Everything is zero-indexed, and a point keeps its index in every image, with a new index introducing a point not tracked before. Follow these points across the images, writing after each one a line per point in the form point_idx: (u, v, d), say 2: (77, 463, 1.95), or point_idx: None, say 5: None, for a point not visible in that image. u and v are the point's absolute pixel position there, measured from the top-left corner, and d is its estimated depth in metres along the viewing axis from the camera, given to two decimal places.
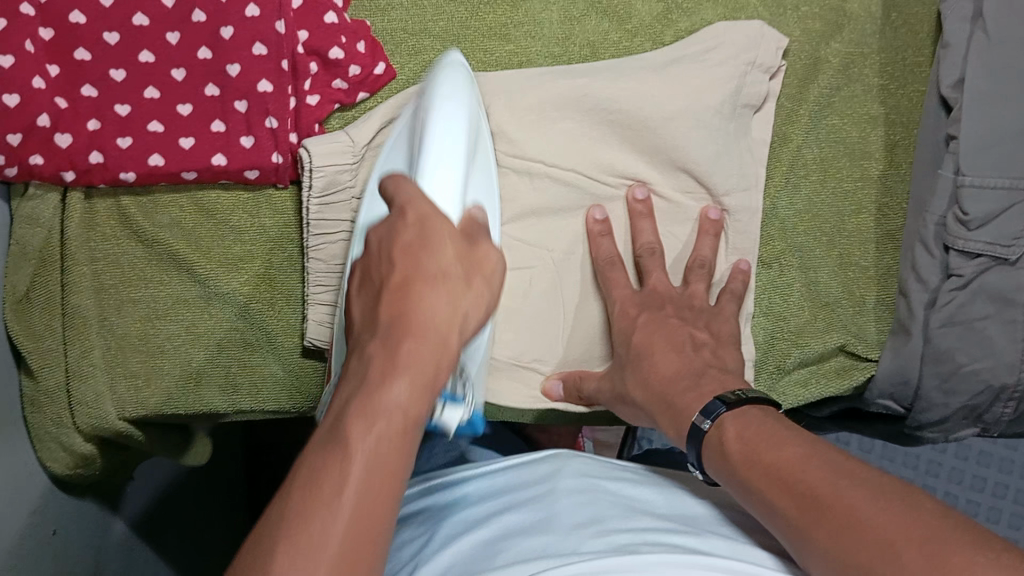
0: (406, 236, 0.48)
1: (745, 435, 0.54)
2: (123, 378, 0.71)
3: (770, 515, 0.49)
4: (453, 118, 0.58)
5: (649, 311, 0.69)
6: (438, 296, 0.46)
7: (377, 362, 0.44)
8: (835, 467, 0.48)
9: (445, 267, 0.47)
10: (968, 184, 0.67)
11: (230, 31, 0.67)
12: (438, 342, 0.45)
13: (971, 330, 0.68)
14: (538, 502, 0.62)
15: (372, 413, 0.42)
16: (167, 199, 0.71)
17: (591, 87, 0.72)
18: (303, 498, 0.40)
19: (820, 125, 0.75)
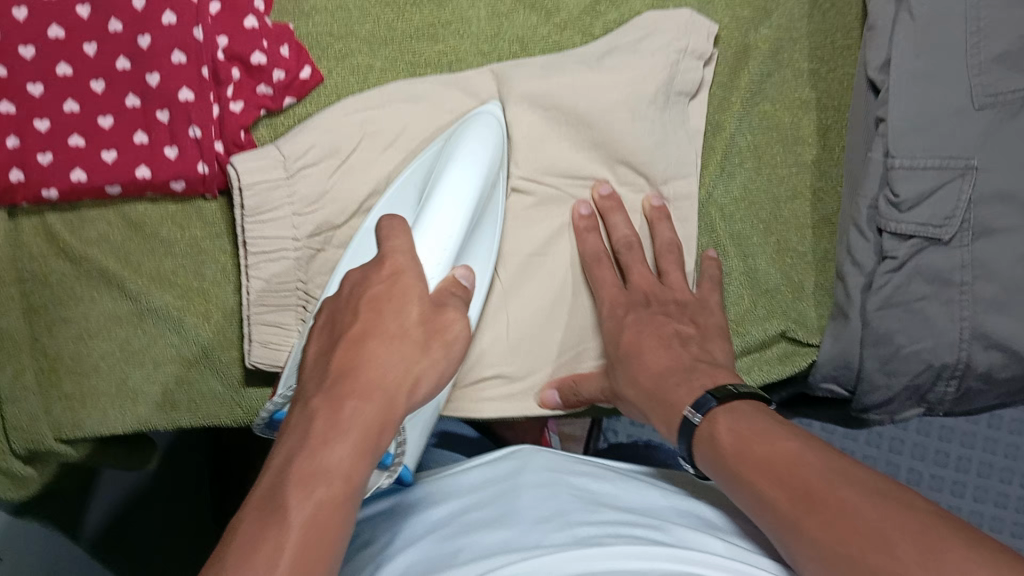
0: (374, 290, 0.50)
1: (736, 428, 0.54)
2: (57, 400, 0.70)
3: (754, 503, 0.50)
4: (462, 188, 0.61)
5: (635, 310, 0.69)
6: (393, 360, 0.48)
7: (322, 416, 0.45)
8: (830, 462, 0.48)
9: (406, 328, 0.49)
10: (899, 166, 0.68)
11: (148, 40, 0.66)
12: (384, 404, 0.46)
13: (908, 311, 0.68)
14: (500, 499, 0.60)
15: (310, 478, 0.43)
16: (97, 213, 0.69)
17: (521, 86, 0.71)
18: (258, 522, 0.41)
19: (753, 112, 0.75)
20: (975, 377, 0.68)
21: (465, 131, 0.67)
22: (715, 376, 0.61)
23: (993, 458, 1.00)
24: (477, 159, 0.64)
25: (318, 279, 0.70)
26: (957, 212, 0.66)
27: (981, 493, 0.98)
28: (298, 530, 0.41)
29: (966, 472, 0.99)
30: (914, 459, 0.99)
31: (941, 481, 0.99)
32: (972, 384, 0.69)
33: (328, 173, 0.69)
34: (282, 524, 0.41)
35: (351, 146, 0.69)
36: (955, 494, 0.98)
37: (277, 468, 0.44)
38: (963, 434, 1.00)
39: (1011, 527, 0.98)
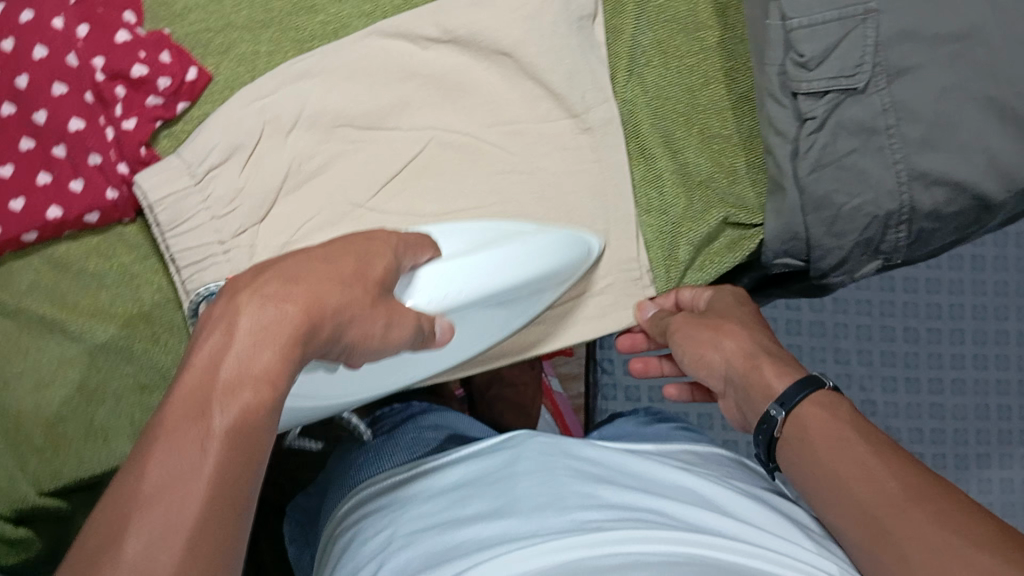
0: (346, 246, 0.54)
1: (819, 427, 0.56)
2: (31, 455, 0.69)
3: (802, 473, 0.57)
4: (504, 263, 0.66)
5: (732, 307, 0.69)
6: (329, 288, 0.49)
7: (249, 304, 0.46)
8: (864, 454, 0.53)
9: (364, 274, 0.52)
10: (798, 26, 0.67)
11: (25, 78, 0.64)
12: (303, 318, 0.47)
13: (842, 168, 0.68)
14: (496, 486, 0.59)
15: (232, 385, 0.43)
16: (22, 261, 0.68)
17: (399, 49, 0.71)
18: (182, 412, 0.42)
19: (649, 9, 0.74)
20: (923, 217, 0.69)
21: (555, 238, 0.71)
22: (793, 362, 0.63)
23: (985, 299, 1.04)
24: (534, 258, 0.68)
25: None
26: (865, 59, 0.65)
27: (979, 335, 1.03)
28: (219, 420, 0.42)
29: (961, 318, 1.03)
30: (907, 317, 1.02)
31: (939, 333, 1.02)
32: (922, 225, 0.69)
33: (237, 170, 0.68)
34: (211, 416, 0.41)
35: (254, 139, 0.68)
36: (955, 343, 1.02)
37: (201, 367, 0.43)
38: (951, 282, 1.04)
39: (1015, 360, 1.04)
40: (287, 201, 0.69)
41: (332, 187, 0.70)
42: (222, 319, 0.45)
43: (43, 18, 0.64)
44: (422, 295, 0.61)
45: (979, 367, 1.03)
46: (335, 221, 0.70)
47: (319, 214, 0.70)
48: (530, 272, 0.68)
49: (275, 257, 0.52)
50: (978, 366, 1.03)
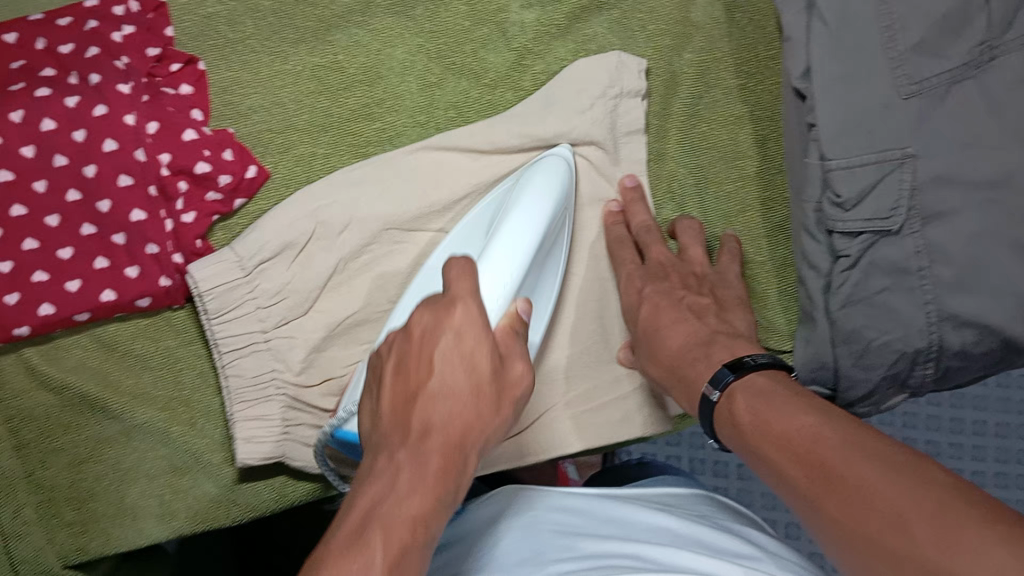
0: (443, 343, 0.47)
1: (756, 407, 0.54)
2: (61, 528, 0.71)
3: (781, 482, 0.49)
4: (535, 207, 0.64)
5: (655, 284, 0.70)
6: (462, 411, 0.46)
7: (403, 457, 0.45)
8: (813, 425, 0.49)
9: (478, 382, 0.47)
10: (836, 167, 0.69)
11: (94, 169, 0.67)
12: (459, 459, 0.46)
13: (872, 305, 0.70)
14: (489, 538, 0.61)
15: (391, 522, 0.43)
16: (71, 340, 0.71)
17: (450, 158, 0.73)
18: (342, 549, 0.42)
19: (693, 135, 0.77)
20: (950, 355, 0.69)
21: (538, 166, 0.70)
22: (732, 348, 0.62)
23: (1009, 416, 0.98)
24: (545, 189, 0.66)
25: (296, 366, 0.71)
26: (901, 202, 0.67)
27: (1002, 453, 0.98)
28: (382, 547, 0.41)
29: (984, 435, 0.98)
30: (930, 432, 0.98)
31: (960, 448, 0.98)
32: (949, 362, 0.70)
33: (285, 267, 0.70)
34: (370, 543, 0.41)
35: (304, 238, 0.70)
36: (977, 459, 0.98)
37: (361, 510, 0.44)
38: (976, 396, 0.99)
39: None
40: (329, 297, 0.72)
41: (374, 284, 0.72)
42: (381, 468, 0.45)
43: (115, 115, 0.68)
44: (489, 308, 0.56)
45: (1001, 485, 0.97)
46: (374, 318, 0.72)
47: (356, 310, 0.72)
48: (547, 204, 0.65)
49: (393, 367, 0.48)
50: (998, 484, 0.98)
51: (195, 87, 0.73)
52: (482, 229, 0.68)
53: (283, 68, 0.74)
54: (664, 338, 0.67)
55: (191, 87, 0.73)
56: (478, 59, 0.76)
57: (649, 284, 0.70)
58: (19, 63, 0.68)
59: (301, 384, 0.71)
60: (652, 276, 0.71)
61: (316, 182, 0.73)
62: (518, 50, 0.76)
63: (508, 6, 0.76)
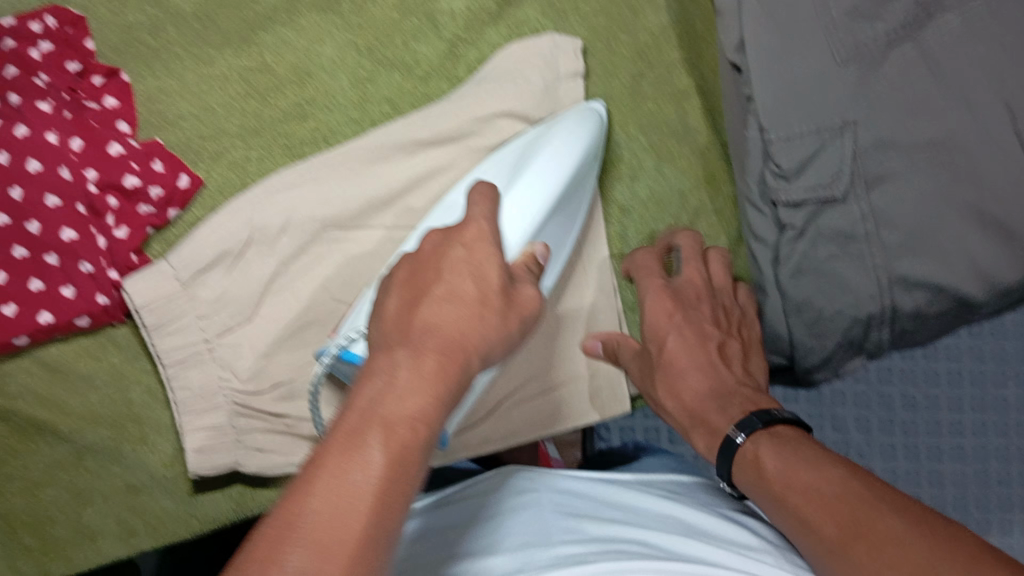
0: (454, 257, 0.49)
1: (781, 452, 0.54)
2: (20, 554, 0.70)
3: (807, 534, 0.49)
4: (562, 152, 0.65)
5: (686, 310, 0.67)
6: (465, 318, 0.46)
7: (403, 355, 0.43)
8: (839, 474, 0.50)
9: (485, 294, 0.48)
10: (776, 138, 0.68)
11: (20, 191, 0.66)
12: (465, 355, 0.45)
13: (820, 274, 0.69)
14: (490, 521, 0.58)
15: (392, 422, 0.39)
16: (10, 364, 0.69)
17: (390, 140, 0.72)
18: (337, 448, 0.38)
19: (638, 115, 0.75)
20: (904, 317, 0.70)
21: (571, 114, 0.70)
22: (757, 401, 0.60)
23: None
24: (575, 135, 0.67)
25: (243, 374, 0.69)
26: (844, 168, 0.67)
27: None
28: (376, 450, 0.38)
29: None
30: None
31: None
32: (903, 324, 0.71)
33: (224, 274, 0.69)
34: (367, 444, 0.38)
35: (242, 245, 0.69)
36: None
37: (358, 410, 0.40)
38: None
39: None
40: (270, 303, 0.70)
41: (316, 286, 0.70)
42: (380, 366, 0.42)
43: (37, 133, 0.66)
44: (512, 238, 0.58)
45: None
46: (321, 318, 0.71)
47: (300, 314, 0.70)
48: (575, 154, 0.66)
49: (411, 269, 0.50)
50: None
51: (121, 99, 0.71)
52: (505, 159, 0.68)
53: (210, 73, 0.73)
54: (684, 377, 0.64)
55: (116, 100, 0.71)
56: (409, 51, 0.74)
57: (682, 312, 0.67)
58: None
59: (247, 390, 0.69)
60: (685, 306, 0.68)
61: (252, 184, 0.72)
62: (449, 40, 0.75)
63: None
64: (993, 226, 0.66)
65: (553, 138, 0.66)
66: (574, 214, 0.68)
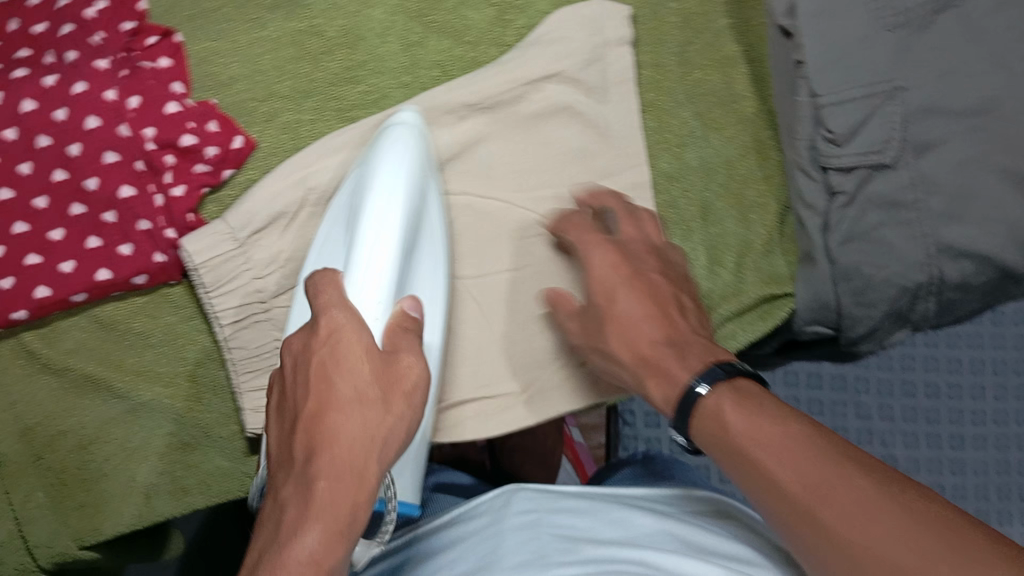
0: (320, 355, 0.49)
1: (746, 420, 0.51)
2: (73, 510, 0.71)
3: (764, 495, 0.49)
4: (389, 209, 0.59)
5: (637, 267, 0.65)
6: (353, 421, 0.47)
7: (289, 490, 0.46)
8: (818, 455, 0.47)
9: (361, 389, 0.48)
10: (826, 103, 0.68)
11: (78, 148, 0.66)
12: (354, 485, 0.45)
13: (870, 241, 0.70)
14: (484, 542, 0.60)
15: (301, 569, 0.43)
16: (68, 322, 0.71)
17: (444, 101, 0.72)
18: None
19: (684, 83, 0.76)
20: (950, 288, 0.71)
21: (383, 147, 0.64)
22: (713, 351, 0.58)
23: None
24: (403, 161, 0.63)
25: None
26: (894, 134, 0.67)
27: None
28: None
29: None
30: None
31: None
32: (950, 296, 0.71)
33: (278, 235, 0.70)
34: None
35: (295, 207, 0.69)
36: None
37: (258, 552, 0.45)
38: None
39: None
40: None
41: None
42: (285, 495, 0.46)
43: (94, 92, 0.66)
44: (373, 299, 0.54)
45: None
46: None
47: None
48: (405, 215, 0.59)
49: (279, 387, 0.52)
50: None
51: (174, 59, 0.71)
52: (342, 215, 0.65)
53: (262, 35, 0.73)
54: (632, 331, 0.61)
55: (170, 60, 0.71)
56: (459, 17, 0.75)
57: (608, 269, 0.65)
58: None
59: None
60: (632, 261, 0.65)
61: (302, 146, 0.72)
62: (498, 6, 0.75)
63: None
64: (1016, 178, 0.67)
65: (378, 185, 0.61)
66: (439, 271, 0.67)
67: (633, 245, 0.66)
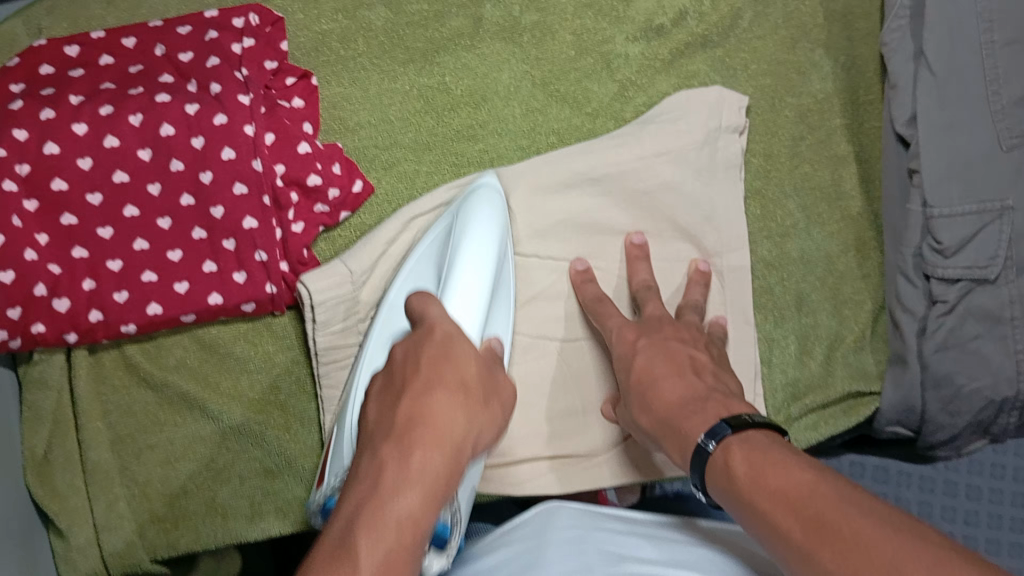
0: (430, 351, 0.51)
1: (751, 455, 0.52)
2: (151, 523, 0.73)
3: (767, 532, 0.49)
4: (480, 256, 0.61)
5: (648, 335, 0.67)
6: (457, 413, 0.48)
7: (391, 453, 0.46)
8: (807, 477, 0.49)
9: (466, 383, 0.50)
10: (937, 215, 0.70)
11: (210, 175, 0.69)
12: (449, 471, 0.46)
13: (965, 352, 0.70)
14: (526, 549, 0.59)
15: (384, 522, 0.42)
16: (172, 340, 0.73)
17: (558, 162, 0.74)
18: (329, 562, 0.41)
19: (794, 175, 0.77)
20: None
21: (471, 201, 0.68)
22: (729, 404, 0.58)
23: None
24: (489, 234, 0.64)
25: None
26: (1000, 252, 0.68)
27: None
28: (368, 549, 0.41)
29: None
30: None
31: None
32: None
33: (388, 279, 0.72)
34: (356, 552, 0.41)
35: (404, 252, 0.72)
36: None
37: (353, 505, 0.44)
38: None
39: None
40: None
41: None
42: (380, 454, 0.46)
43: (234, 124, 0.69)
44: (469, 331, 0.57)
45: None
46: None
47: None
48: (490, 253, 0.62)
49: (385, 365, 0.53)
50: None
51: (307, 100, 0.75)
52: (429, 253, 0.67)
53: (392, 86, 0.76)
54: (659, 388, 0.63)
55: (303, 101, 0.75)
56: (582, 88, 0.77)
57: (643, 336, 0.67)
58: (139, 67, 0.70)
59: None
60: (644, 329, 0.67)
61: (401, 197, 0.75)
62: (621, 82, 0.77)
63: (613, 38, 0.77)
64: None
65: (470, 235, 0.63)
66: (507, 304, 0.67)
67: (652, 318, 0.69)
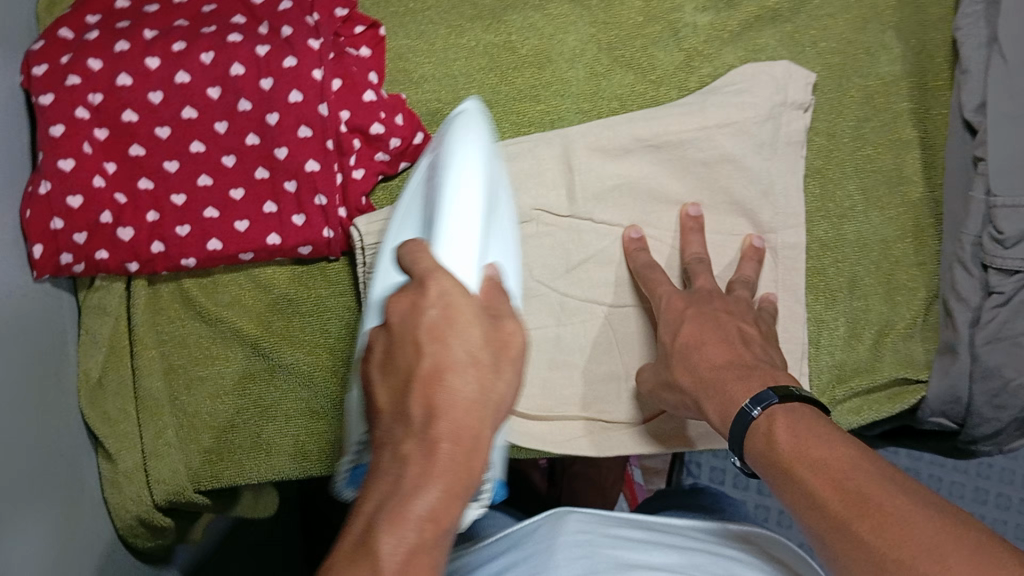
0: (430, 317, 0.46)
1: (797, 426, 0.53)
2: (198, 453, 0.75)
3: (800, 499, 0.49)
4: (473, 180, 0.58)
5: (697, 304, 0.67)
6: (469, 388, 0.45)
7: (414, 447, 0.44)
8: (853, 451, 0.49)
9: (474, 353, 0.46)
10: (1001, 204, 0.69)
11: (276, 117, 0.69)
12: (468, 466, 0.45)
13: (1017, 345, 0.69)
14: (538, 552, 0.58)
15: (402, 516, 0.43)
16: (229, 278, 0.74)
17: (619, 126, 0.74)
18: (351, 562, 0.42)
19: (856, 156, 0.77)
20: None
21: (453, 124, 0.64)
22: (776, 375, 0.59)
23: None
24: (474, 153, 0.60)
25: None
26: None
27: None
28: (392, 547, 0.42)
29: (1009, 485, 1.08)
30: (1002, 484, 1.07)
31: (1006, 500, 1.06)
32: None
33: None
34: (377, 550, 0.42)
35: None
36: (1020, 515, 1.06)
37: (381, 495, 0.44)
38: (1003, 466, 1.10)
39: None
40: None
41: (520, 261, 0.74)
42: (399, 438, 0.45)
43: (303, 68, 0.68)
44: (466, 271, 0.53)
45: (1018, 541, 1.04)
46: None
47: None
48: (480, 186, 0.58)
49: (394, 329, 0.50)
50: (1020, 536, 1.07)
51: (373, 51, 0.75)
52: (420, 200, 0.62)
53: (458, 42, 0.77)
54: (706, 354, 0.63)
55: (370, 50, 0.75)
56: (648, 55, 0.77)
57: (693, 305, 0.67)
58: (212, 7, 0.70)
59: None
60: (695, 299, 0.68)
61: None
62: (688, 51, 0.77)
63: (683, 7, 0.77)
64: None
65: (460, 163, 0.59)
66: (508, 236, 0.64)
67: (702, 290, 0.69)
